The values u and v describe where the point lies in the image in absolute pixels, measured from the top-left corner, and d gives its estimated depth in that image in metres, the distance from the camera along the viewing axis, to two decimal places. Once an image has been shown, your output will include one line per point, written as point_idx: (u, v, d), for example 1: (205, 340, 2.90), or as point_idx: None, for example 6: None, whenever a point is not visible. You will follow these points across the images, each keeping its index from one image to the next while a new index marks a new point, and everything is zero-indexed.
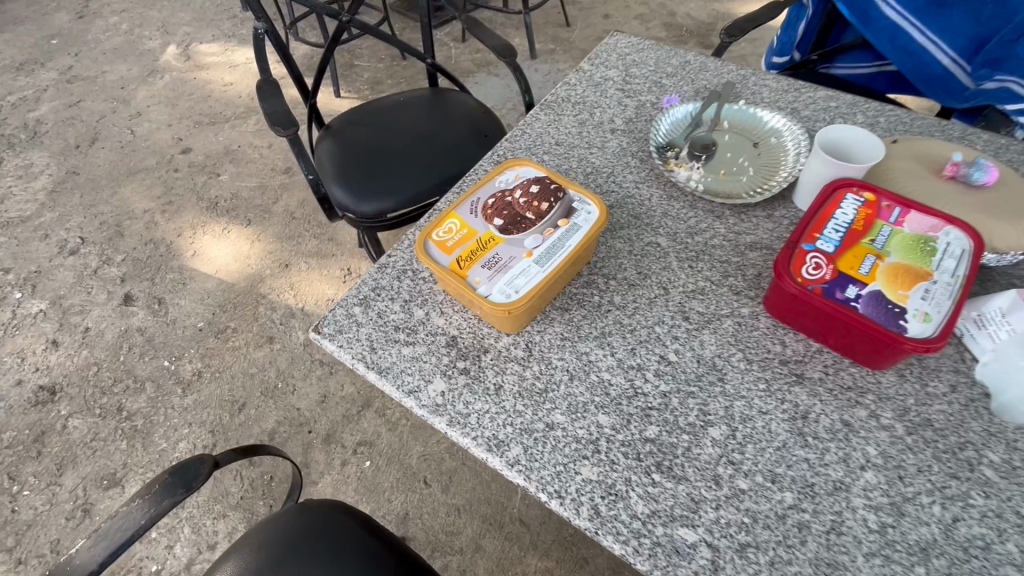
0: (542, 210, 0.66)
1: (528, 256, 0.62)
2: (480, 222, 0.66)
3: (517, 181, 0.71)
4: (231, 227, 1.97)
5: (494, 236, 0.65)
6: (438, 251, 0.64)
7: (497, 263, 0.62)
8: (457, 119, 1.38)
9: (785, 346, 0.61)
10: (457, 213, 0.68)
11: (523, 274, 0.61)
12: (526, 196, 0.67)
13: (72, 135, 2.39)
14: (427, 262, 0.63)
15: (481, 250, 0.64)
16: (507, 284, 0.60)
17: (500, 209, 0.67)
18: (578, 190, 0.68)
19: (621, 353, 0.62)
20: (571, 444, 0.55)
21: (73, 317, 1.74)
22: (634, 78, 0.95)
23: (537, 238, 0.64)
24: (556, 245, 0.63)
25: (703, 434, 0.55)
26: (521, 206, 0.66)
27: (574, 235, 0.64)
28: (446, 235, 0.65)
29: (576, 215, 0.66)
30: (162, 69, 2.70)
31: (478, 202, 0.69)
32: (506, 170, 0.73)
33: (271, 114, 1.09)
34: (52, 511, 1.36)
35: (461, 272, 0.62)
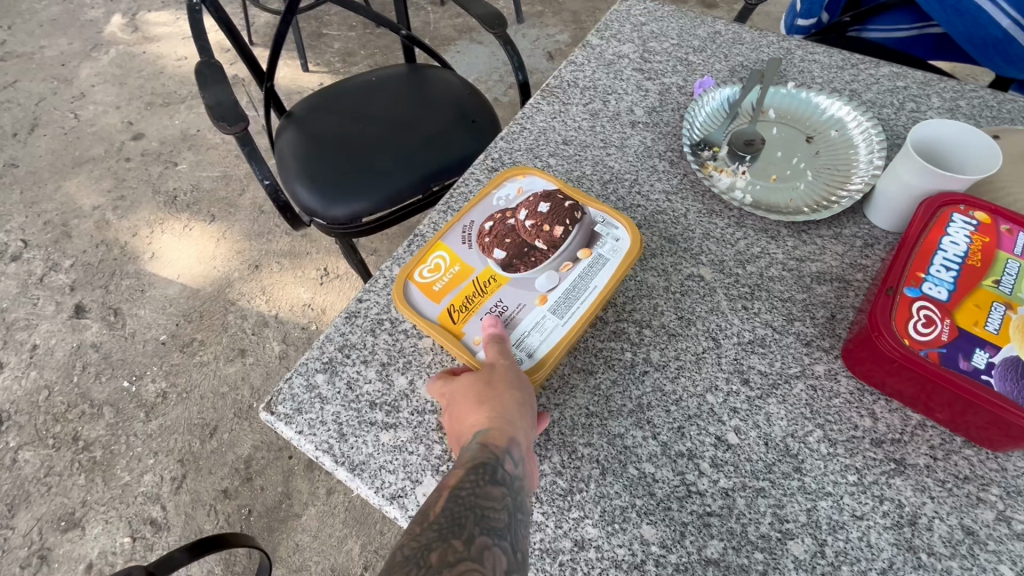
0: (555, 239, 0.54)
1: (541, 304, 0.51)
2: (476, 255, 0.55)
3: (519, 196, 0.58)
4: (193, 224, 1.78)
5: (496, 275, 0.53)
6: (423, 297, 0.52)
7: (501, 314, 0.51)
8: (440, 99, 1.20)
9: (877, 419, 0.47)
10: (445, 244, 0.56)
11: (537, 329, 0.50)
12: (533, 219, 0.55)
13: (7, 121, 2.14)
14: (412, 315, 0.51)
15: (479, 295, 0.52)
16: (517, 345, 0.50)
17: (500, 237, 0.55)
18: (600, 209, 0.57)
19: (666, 435, 0.47)
20: (609, 571, 0.42)
21: (18, 333, 1.56)
22: (654, 55, 0.78)
23: (550, 277, 0.53)
24: (576, 286, 0.52)
25: (784, 553, 0.42)
26: (528, 233, 0.55)
27: (598, 271, 0.53)
28: (433, 275, 0.54)
29: (599, 243, 0.55)
30: (107, 43, 2.42)
31: (472, 227, 0.57)
32: (505, 181, 0.60)
33: (214, 105, 0.90)
34: (4, 559, 1.22)
35: (455, 328, 0.51)
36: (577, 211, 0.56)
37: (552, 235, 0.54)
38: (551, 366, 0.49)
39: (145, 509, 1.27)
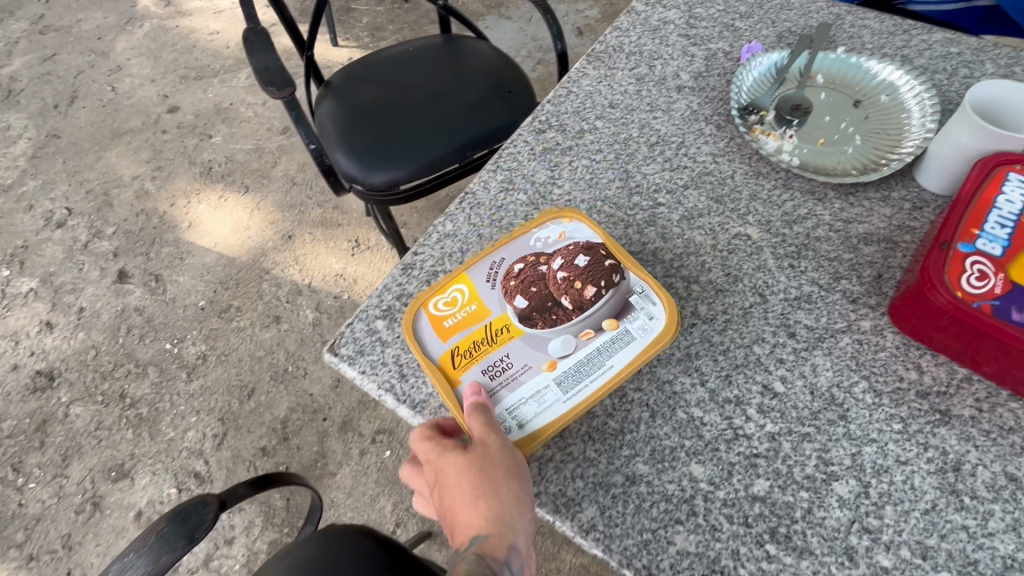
0: (584, 299, 0.50)
1: (548, 370, 0.49)
2: (496, 299, 0.52)
3: (559, 241, 0.55)
4: (228, 195, 1.82)
5: (511, 325, 0.51)
6: (432, 331, 0.52)
7: (503, 371, 0.49)
8: (474, 71, 1.20)
9: (923, 372, 0.48)
10: (469, 279, 0.54)
11: (537, 399, 0.48)
12: (567, 271, 0.51)
13: (48, 93, 2.20)
14: (415, 348, 0.50)
15: (487, 343, 0.50)
16: (511, 409, 0.47)
17: (526, 284, 0.52)
18: (642, 276, 0.52)
19: (714, 383, 0.49)
20: (660, 504, 0.44)
21: (66, 296, 1.63)
22: (700, 20, 0.78)
23: (566, 342, 0.50)
24: (591, 360, 0.49)
25: (828, 489, 0.44)
26: (556, 287, 0.51)
27: (619, 348, 0.49)
28: (448, 309, 0.52)
29: (631, 317, 0.50)
30: (142, 16, 2.45)
31: (500, 266, 0.54)
32: (550, 221, 0.57)
33: (261, 70, 0.93)
34: (60, 504, 1.30)
35: (453, 373, 0.49)
36: (616, 273, 0.51)
37: (581, 294, 0.50)
38: (540, 443, 0.46)
39: (189, 463, 1.34)
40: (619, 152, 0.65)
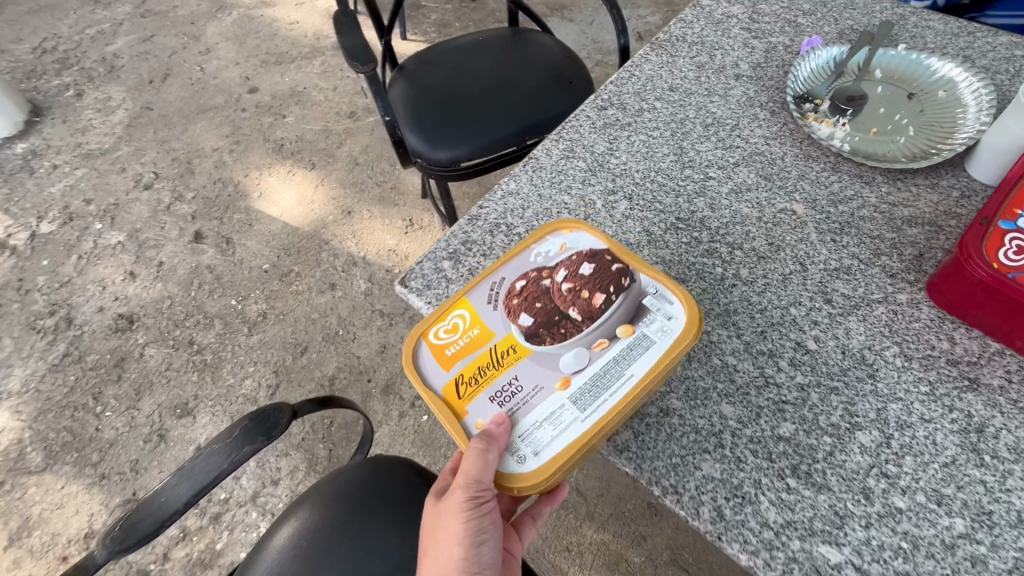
0: (591, 309, 0.51)
1: (562, 390, 0.49)
2: (501, 321, 0.53)
3: (560, 254, 0.55)
4: (296, 171, 1.96)
5: (518, 346, 0.51)
6: (436, 362, 0.51)
7: (514, 394, 0.49)
8: (538, 62, 1.27)
9: (954, 343, 0.51)
10: (469, 305, 0.54)
11: (553, 421, 0.47)
12: (572, 282, 0.53)
13: (145, 70, 2.42)
14: (418, 382, 0.50)
15: (496, 367, 0.51)
16: (526, 435, 0.47)
17: (530, 301, 0.53)
18: (654, 276, 0.52)
19: (749, 336, 0.53)
20: (690, 434, 0.48)
21: (148, 250, 1.80)
22: (763, 16, 0.81)
23: (579, 356, 0.50)
24: (605, 372, 0.48)
25: (851, 438, 0.47)
26: (560, 301, 0.52)
27: (638, 355, 0.49)
28: (450, 337, 0.52)
29: (645, 321, 0.50)
30: (231, 5, 2.66)
31: (500, 288, 0.55)
32: (550, 235, 0.57)
33: (348, 47, 1.02)
34: (131, 433, 1.44)
35: (462, 403, 0.49)
36: (624, 279, 0.52)
37: (590, 304, 0.51)
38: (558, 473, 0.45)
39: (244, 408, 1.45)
40: (675, 131, 0.70)
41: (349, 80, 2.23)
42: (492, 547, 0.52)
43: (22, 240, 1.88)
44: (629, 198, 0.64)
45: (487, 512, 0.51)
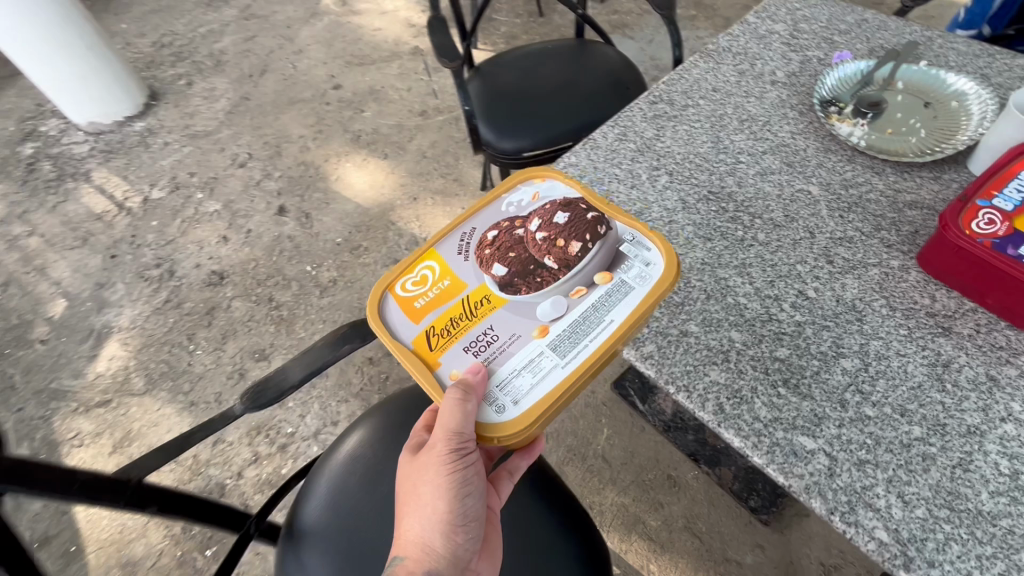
0: (564, 264, 0.64)
1: (538, 340, 0.60)
2: (478, 285, 0.65)
3: (534, 207, 0.70)
4: (370, 159, 2.18)
5: (494, 303, 0.64)
6: (422, 322, 0.64)
7: (490, 346, 0.61)
8: (599, 70, 1.42)
9: (935, 300, 0.61)
10: (448, 274, 0.67)
11: (533, 370, 0.59)
12: (546, 238, 0.66)
13: (246, 65, 2.73)
14: (399, 343, 0.62)
15: (475, 322, 0.63)
16: (505, 385, 0.58)
17: (509, 264, 0.65)
18: (626, 226, 0.65)
19: (759, 283, 0.65)
20: (702, 350, 0.61)
21: (240, 219, 2.05)
22: (803, 33, 0.93)
23: (554, 310, 0.62)
24: (574, 325, 0.61)
25: (835, 363, 0.58)
26: (537, 252, 0.65)
27: (613, 304, 0.61)
28: (433, 301, 0.65)
29: (621, 270, 0.63)
30: (323, 12, 2.97)
31: (476, 258, 0.67)
32: (525, 196, 0.72)
33: (439, 46, 1.21)
34: (216, 370, 1.66)
35: (446, 350, 0.62)
36: (598, 229, 0.65)
37: (564, 255, 0.64)
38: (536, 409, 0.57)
39: None
40: (714, 123, 0.83)
41: (423, 82, 2.45)
42: (474, 500, 0.62)
43: (136, 203, 2.18)
44: (670, 174, 0.77)
45: (470, 467, 0.61)
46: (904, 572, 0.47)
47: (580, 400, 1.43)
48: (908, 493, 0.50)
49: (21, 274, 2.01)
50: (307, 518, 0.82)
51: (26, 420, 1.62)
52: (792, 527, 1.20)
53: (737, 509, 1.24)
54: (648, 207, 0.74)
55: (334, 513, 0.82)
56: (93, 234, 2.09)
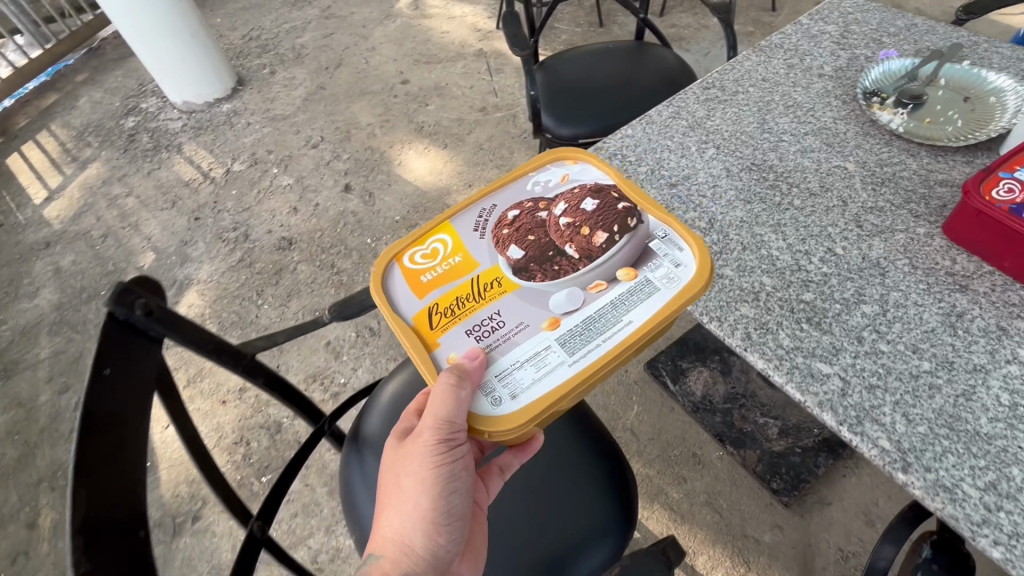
0: (587, 253, 0.62)
1: (548, 331, 0.59)
2: (491, 263, 0.66)
3: (560, 185, 0.71)
4: (431, 148, 2.34)
5: (505, 285, 0.63)
6: (425, 295, 0.65)
7: (493, 331, 0.61)
8: (656, 70, 1.52)
9: (955, 263, 0.67)
10: (462, 251, 0.67)
11: (537, 363, 0.57)
12: (570, 224, 0.65)
13: (323, 59, 2.97)
14: (396, 313, 0.63)
15: (480, 303, 0.63)
16: (503, 377, 0.57)
17: (526, 247, 0.65)
18: (665, 222, 0.64)
19: (792, 240, 0.73)
20: (735, 290, 0.69)
21: (309, 194, 2.24)
22: (853, 34, 1.00)
23: (570, 302, 0.61)
24: (587, 321, 0.59)
25: (855, 307, 0.65)
26: (558, 239, 0.65)
27: (636, 305, 0.59)
28: (441, 275, 0.66)
29: (651, 269, 0.62)
30: (396, 15, 3.19)
31: (494, 236, 0.68)
32: (556, 178, 0.73)
33: (512, 37, 1.34)
34: (280, 324, 1.82)
35: (445, 326, 0.62)
36: (630, 222, 0.64)
37: (588, 245, 0.63)
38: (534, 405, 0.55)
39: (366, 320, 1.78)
40: (761, 107, 0.91)
41: (484, 82, 2.61)
42: (460, 496, 0.61)
43: (220, 173, 2.41)
44: (716, 147, 0.86)
45: (457, 461, 0.60)
46: (902, 473, 0.53)
47: (613, 378, 1.51)
48: (912, 414, 0.57)
49: (117, 228, 2.26)
50: (368, 427, 0.94)
51: None
52: (813, 512, 1.24)
53: (760, 491, 1.28)
54: (695, 173, 0.83)
55: (392, 424, 0.94)
56: (180, 199, 2.33)
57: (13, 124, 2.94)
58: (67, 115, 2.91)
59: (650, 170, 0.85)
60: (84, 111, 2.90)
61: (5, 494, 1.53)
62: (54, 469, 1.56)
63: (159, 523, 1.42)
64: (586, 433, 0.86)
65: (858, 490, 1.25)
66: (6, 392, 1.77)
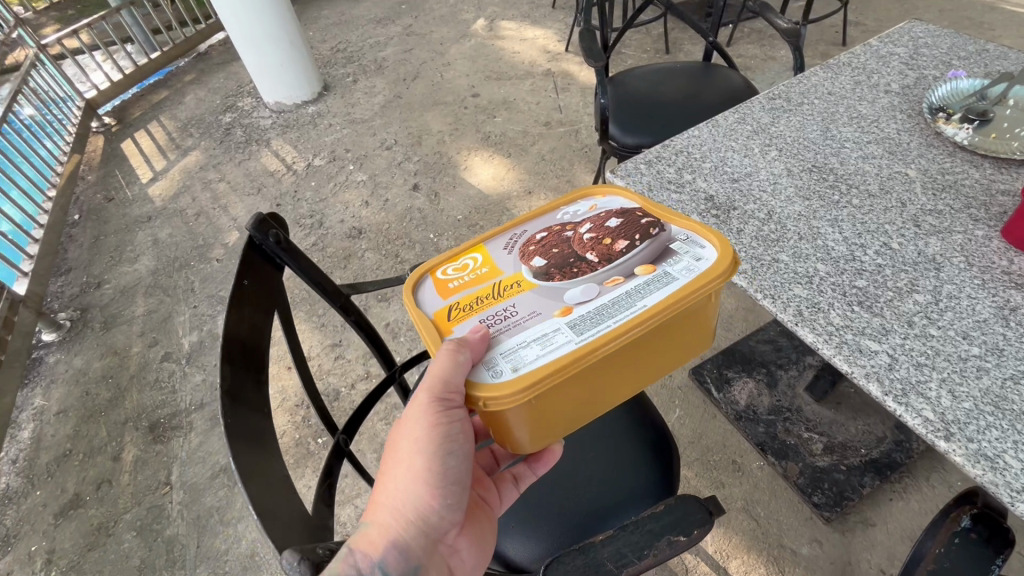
0: (610, 255, 0.61)
1: (560, 317, 0.56)
2: (513, 267, 0.64)
3: (588, 212, 0.70)
4: (495, 156, 2.48)
5: (523, 284, 0.62)
6: (444, 295, 0.64)
7: (505, 319, 0.58)
8: (722, 88, 1.59)
9: (1012, 262, 0.70)
10: (487, 259, 0.67)
11: (543, 342, 0.54)
12: (595, 234, 0.64)
13: (402, 71, 3.20)
14: (415, 309, 0.62)
15: (496, 300, 0.61)
16: (508, 357, 0.54)
17: (548, 254, 0.63)
18: (688, 228, 0.62)
19: (848, 234, 0.77)
20: (790, 273, 0.74)
21: (381, 190, 2.41)
22: (922, 57, 1.04)
23: (584, 295, 0.58)
24: (601, 309, 0.56)
25: (907, 295, 0.69)
26: (580, 249, 0.63)
27: (652, 291, 0.56)
28: (463, 278, 0.65)
29: (673, 262, 0.58)
30: (472, 35, 3.41)
31: (518, 245, 0.67)
32: (584, 204, 0.72)
33: (588, 51, 1.45)
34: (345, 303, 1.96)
35: (461, 320, 0.60)
36: (652, 229, 0.62)
37: (609, 249, 0.61)
38: (531, 378, 0.51)
39: None
40: (826, 117, 0.96)
41: (550, 99, 2.74)
42: (456, 460, 0.60)
43: (302, 167, 2.64)
44: (779, 150, 0.92)
45: (453, 422, 0.59)
46: (944, 441, 0.57)
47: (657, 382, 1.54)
48: (959, 391, 0.60)
49: (209, 209, 2.50)
50: None
51: (198, 314, 2.02)
52: (855, 531, 1.22)
53: (800, 504, 1.27)
54: (757, 171, 0.89)
55: None
56: (265, 186, 2.56)
57: (129, 114, 3.32)
58: (175, 109, 3.26)
59: (713, 166, 0.91)
60: (189, 106, 3.25)
61: (96, 428, 1.72)
62: (139, 412, 1.74)
63: (224, 469, 1.55)
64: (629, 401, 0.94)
65: (905, 515, 1.22)
66: (104, 341, 1.99)
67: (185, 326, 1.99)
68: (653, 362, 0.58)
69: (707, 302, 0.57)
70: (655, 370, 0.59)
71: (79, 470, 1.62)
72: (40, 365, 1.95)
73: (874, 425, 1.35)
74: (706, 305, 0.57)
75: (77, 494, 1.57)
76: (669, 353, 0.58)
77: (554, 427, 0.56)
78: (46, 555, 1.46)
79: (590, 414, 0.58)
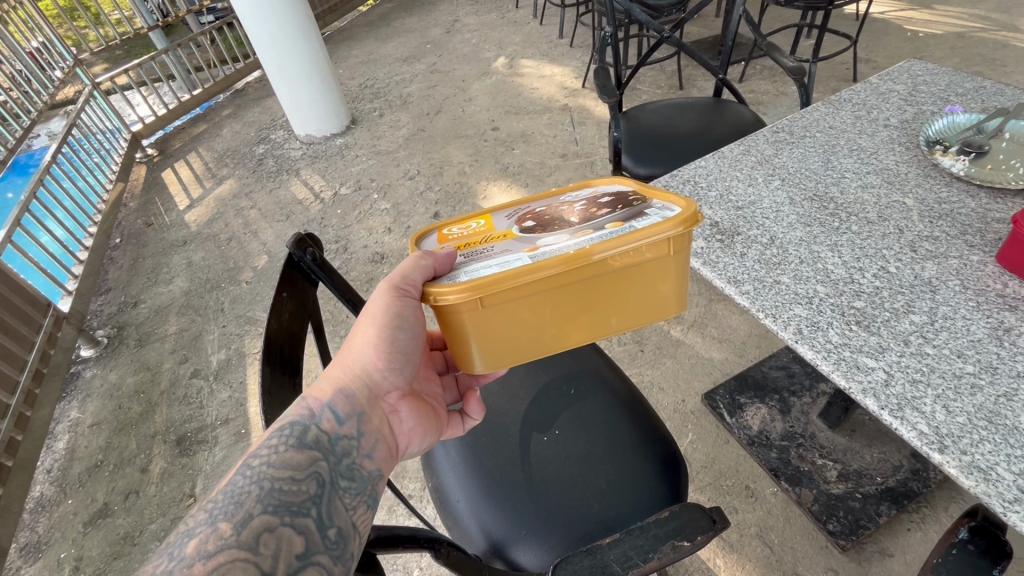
0: (591, 218, 0.64)
1: (526, 253, 0.60)
2: (506, 226, 0.69)
3: (587, 194, 0.74)
4: (513, 186, 2.57)
5: (508, 235, 0.67)
6: (441, 242, 0.70)
7: (481, 254, 0.64)
8: (731, 122, 1.66)
9: (1006, 286, 0.73)
10: (489, 222, 0.72)
11: (504, 264, 0.59)
12: (585, 206, 0.68)
13: (426, 106, 3.37)
14: (411, 245, 0.69)
15: (481, 244, 0.66)
16: (470, 272, 0.59)
17: (538, 219, 0.68)
18: (665, 199, 0.65)
19: (847, 257, 0.81)
20: (791, 294, 0.78)
21: (404, 217, 2.52)
22: (921, 93, 1.10)
23: (554, 240, 0.62)
24: (563, 245, 0.59)
25: (903, 316, 0.72)
26: (568, 214, 0.67)
27: (610, 233, 0.59)
28: (461, 234, 0.71)
29: (641, 219, 0.61)
30: (493, 72, 3.58)
31: (519, 213, 0.72)
32: (587, 188, 0.76)
33: (602, 88, 1.54)
34: None
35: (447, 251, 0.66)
36: (637, 203, 0.65)
37: (592, 214, 0.65)
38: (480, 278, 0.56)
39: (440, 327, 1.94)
40: (826, 149, 1.01)
41: (567, 132, 2.85)
42: (405, 334, 0.67)
43: (329, 195, 2.77)
44: (782, 180, 0.97)
45: (407, 305, 0.65)
46: (938, 453, 0.59)
47: (670, 405, 1.56)
48: (954, 406, 0.62)
49: (241, 234, 2.63)
50: None
51: (227, 332, 2.12)
52: (872, 562, 1.20)
53: (815, 532, 1.26)
54: (761, 201, 0.94)
55: None
56: (294, 214, 2.69)
57: (171, 145, 3.55)
58: (212, 141, 3.46)
59: (719, 194, 0.97)
60: (226, 138, 3.45)
61: (127, 441, 1.79)
62: (167, 425, 1.81)
63: None
64: (640, 417, 0.97)
65: (923, 546, 1.20)
66: (138, 357, 2.09)
67: (214, 344, 2.08)
68: (612, 298, 0.61)
69: (664, 249, 0.59)
70: (612, 311, 0.62)
71: (109, 480, 1.69)
72: (78, 379, 2.05)
73: (890, 453, 1.35)
74: (665, 252, 0.59)
75: (106, 503, 1.63)
76: (627, 294, 0.61)
77: (501, 342, 0.61)
78: (74, 562, 1.51)
79: (539, 339, 0.62)
